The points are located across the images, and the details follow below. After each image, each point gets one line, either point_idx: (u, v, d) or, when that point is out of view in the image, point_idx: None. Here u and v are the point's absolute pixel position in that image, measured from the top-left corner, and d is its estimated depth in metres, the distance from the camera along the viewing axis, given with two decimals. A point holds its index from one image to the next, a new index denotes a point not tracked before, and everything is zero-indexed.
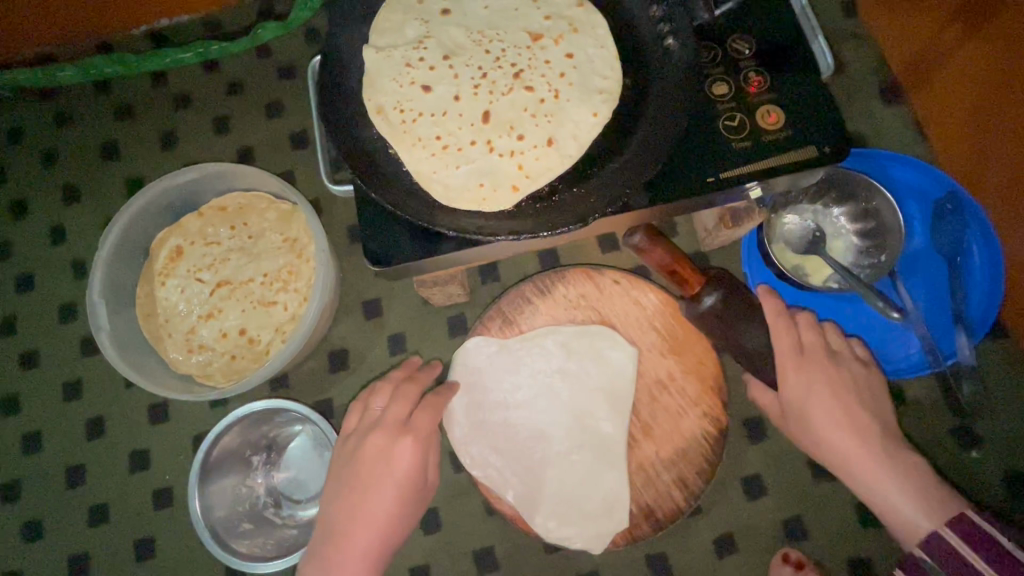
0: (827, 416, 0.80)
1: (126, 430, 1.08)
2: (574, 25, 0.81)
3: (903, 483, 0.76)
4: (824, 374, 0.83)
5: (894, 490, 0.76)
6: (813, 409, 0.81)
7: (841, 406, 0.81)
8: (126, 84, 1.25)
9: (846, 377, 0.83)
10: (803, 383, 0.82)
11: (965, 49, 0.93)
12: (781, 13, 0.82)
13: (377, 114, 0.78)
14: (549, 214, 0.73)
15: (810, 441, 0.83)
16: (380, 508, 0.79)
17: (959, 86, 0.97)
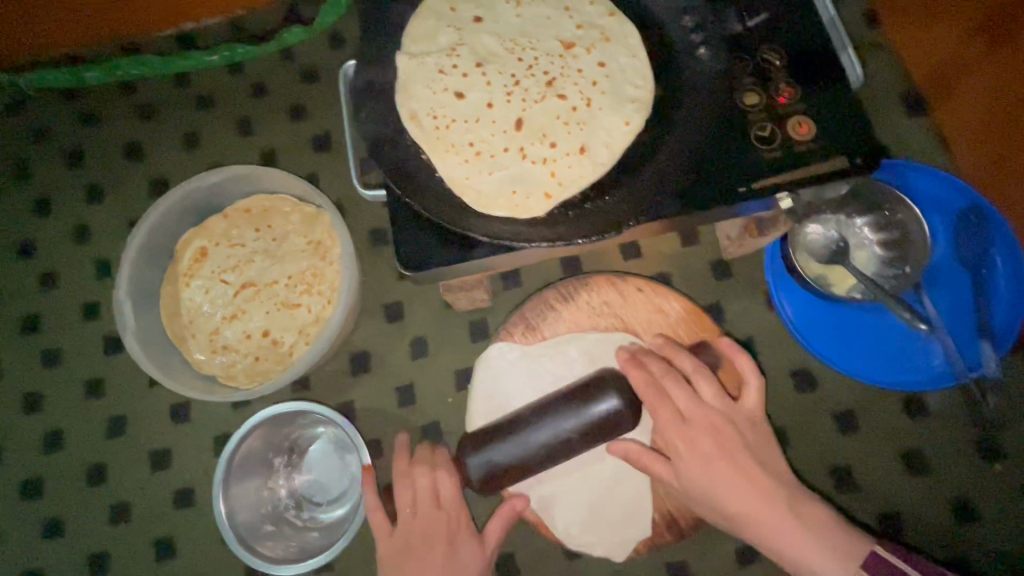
0: (712, 478, 0.77)
1: (148, 429, 1.09)
2: (606, 34, 0.82)
3: (807, 535, 0.73)
4: (714, 441, 0.78)
5: (805, 547, 0.73)
6: (708, 479, 0.77)
7: (731, 467, 0.77)
8: (151, 85, 1.26)
9: (730, 434, 0.79)
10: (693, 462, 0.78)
11: (992, 64, 0.93)
12: (813, 23, 0.82)
13: (410, 120, 0.79)
14: (583, 222, 0.75)
15: (715, 513, 0.78)
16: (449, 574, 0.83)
17: (987, 101, 0.97)
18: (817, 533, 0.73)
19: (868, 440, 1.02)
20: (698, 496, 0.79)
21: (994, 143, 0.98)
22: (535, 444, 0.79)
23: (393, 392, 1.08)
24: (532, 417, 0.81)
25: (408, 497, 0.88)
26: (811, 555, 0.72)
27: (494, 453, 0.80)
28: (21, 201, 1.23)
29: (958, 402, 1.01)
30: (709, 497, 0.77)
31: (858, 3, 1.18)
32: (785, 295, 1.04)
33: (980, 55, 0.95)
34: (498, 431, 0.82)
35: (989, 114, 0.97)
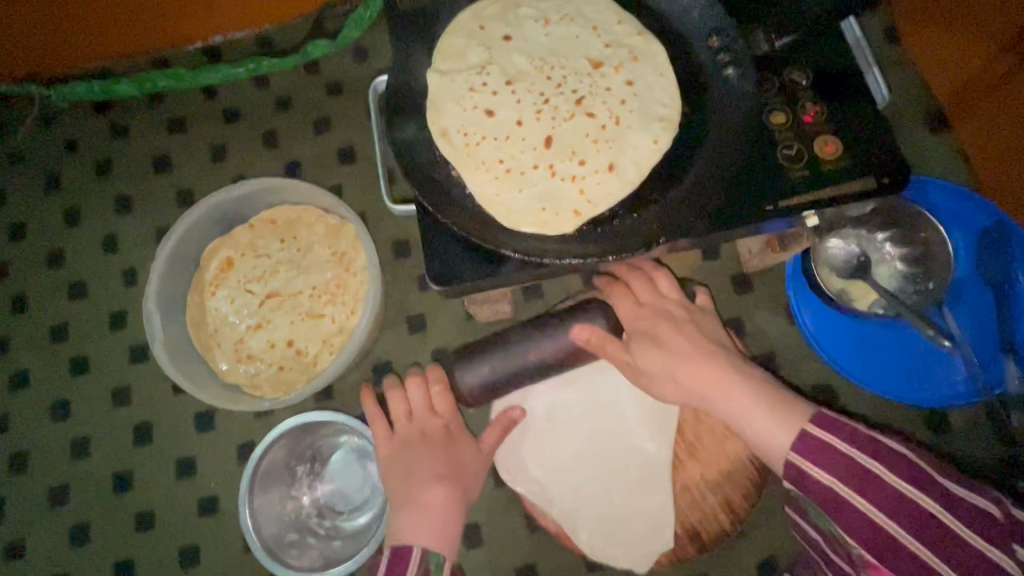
0: (672, 338, 0.78)
1: (174, 437, 1.10)
2: (634, 53, 0.83)
3: (754, 403, 0.70)
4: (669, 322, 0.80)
5: (743, 401, 0.71)
6: (662, 362, 0.77)
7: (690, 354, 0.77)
8: (179, 97, 1.28)
9: (683, 317, 0.81)
10: (656, 354, 0.78)
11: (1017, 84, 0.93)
12: (836, 45, 0.84)
13: (441, 137, 0.80)
14: (612, 239, 0.75)
15: (673, 389, 0.77)
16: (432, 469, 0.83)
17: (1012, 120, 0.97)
18: (758, 388, 0.72)
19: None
20: (654, 371, 0.78)
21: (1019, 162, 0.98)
22: (521, 358, 0.87)
23: None
24: (516, 332, 0.88)
25: (403, 406, 0.91)
26: (752, 419, 0.70)
27: (479, 369, 0.88)
28: (51, 211, 1.25)
29: (981, 418, 1.01)
30: (664, 371, 0.77)
31: (878, 20, 1.19)
32: (805, 309, 1.04)
33: (1005, 74, 0.95)
34: (485, 345, 0.89)
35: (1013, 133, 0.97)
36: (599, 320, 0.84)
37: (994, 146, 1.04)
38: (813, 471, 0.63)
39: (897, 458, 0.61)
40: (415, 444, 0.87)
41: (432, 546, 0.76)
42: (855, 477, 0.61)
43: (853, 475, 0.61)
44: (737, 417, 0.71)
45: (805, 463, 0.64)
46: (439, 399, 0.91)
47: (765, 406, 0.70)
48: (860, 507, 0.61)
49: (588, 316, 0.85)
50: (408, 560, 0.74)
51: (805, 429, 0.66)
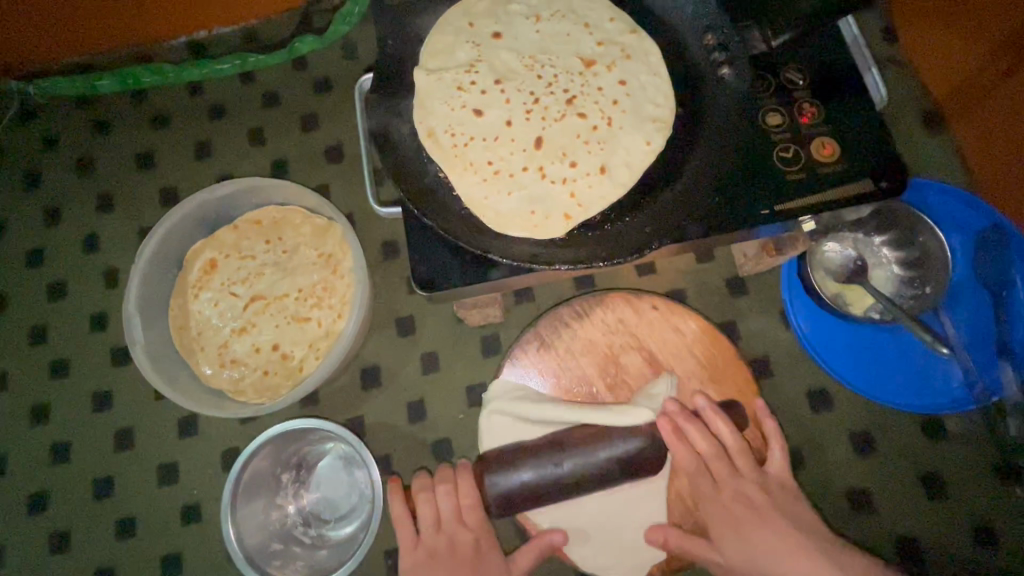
0: (732, 514, 0.83)
1: (156, 443, 1.08)
2: (627, 52, 0.81)
3: (821, 559, 0.75)
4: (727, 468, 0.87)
5: (806, 564, 0.75)
6: (719, 508, 0.84)
7: (769, 525, 0.81)
8: (163, 94, 1.25)
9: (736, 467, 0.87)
10: (740, 542, 0.80)
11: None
12: (833, 45, 0.82)
13: (428, 137, 0.78)
14: (604, 243, 0.73)
15: (732, 544, 0.81)
16: None
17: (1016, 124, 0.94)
18: (829, 561, 0.75)
19: (886, 462, 1.00)
20: (735, 563, 0.80)
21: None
22: (566, 471, 0.81)
23: (404, 408, 1.07)
24: (558, 448, 0.83)
25: (430, 513, 0.89)
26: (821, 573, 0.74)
27: (517, 476, 0.82)
28: (31, 210, 1.22)
29: (977, 424, 0.99)
30: (731, 523, 0.82)
31: (876, 18, 1.17)
32: (801, 314, 1.02)
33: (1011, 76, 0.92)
34: (521, 453, 0.83)
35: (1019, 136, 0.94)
36: (646, 442, 0.83)
37: (997, 150, 1.01)
38: None
39: None
40: (443, 556, 0.86)
41: None
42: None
43: None
44: (795, 556, 0.76)
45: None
46: (471, 512, 0.88)
47: (835, 570, 0.74)
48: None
49: (638, 438, 0.83)
50: None
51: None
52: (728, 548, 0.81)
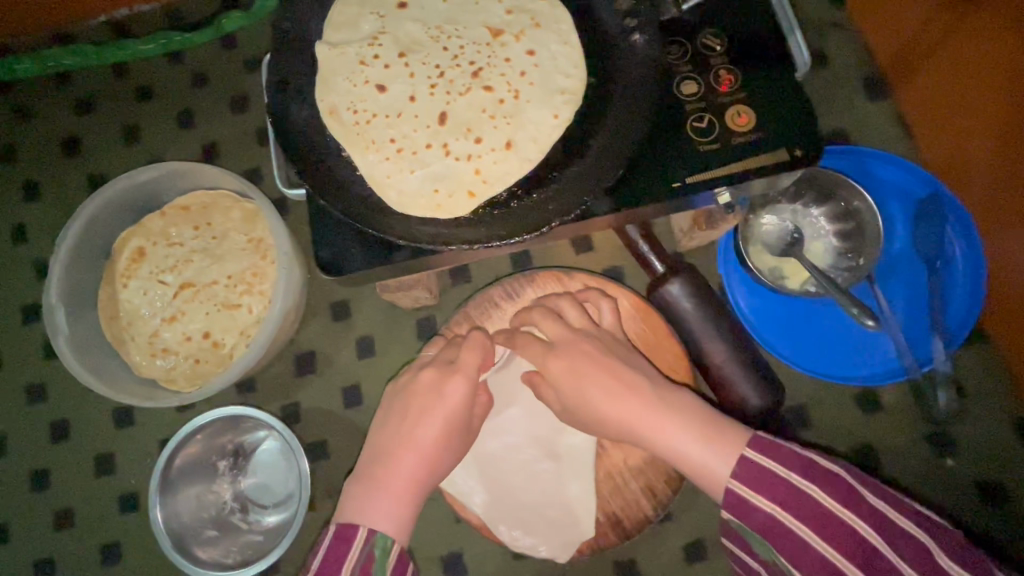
0: (586, 394, 0.73)
1: (91, 433, 1.07)
2: (537, 20, 0.77)
3: (684, 429, 0.67)
4: (582, 351, 0.75)
5: (684, 441, 0.66)
6: (569, 383, 0.74)
7: (601, 372, 0.73)
8: (87, 76, 1.21)
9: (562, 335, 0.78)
10: (566, 370, 0.75)
11: (981, 47, 0.83)
12: (752, 9, 0.78)
13: (328, 115, 0.75)
14: (505, 222, 0.70)
15: (595, 420, 0.74)
16: (427, 434, 0.75)
17: (968, 88, 0.88)
18: (688, 425, 0.67)
19: (820, 436, 1.00)
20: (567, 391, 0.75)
21: (980, 138, 0.89)
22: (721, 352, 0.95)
23: (339, 392, 1.06)
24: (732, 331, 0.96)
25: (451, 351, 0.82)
26: (690, 449, 0.66)
27: (686, 302, 0.95)
28: None
29: (910, 397, 0.99)
30: (571, 389, 0.74)
31: None
32: (739, 287, 1.01)
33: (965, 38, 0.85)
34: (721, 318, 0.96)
35: (977, 103, 0.87)
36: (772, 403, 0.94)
37: (949, 121, 0.96)
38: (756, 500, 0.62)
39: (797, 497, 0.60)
40: (419, 388, 0.77)
41: (381, 527, 0.70)
42: (791, 499, 0.60)
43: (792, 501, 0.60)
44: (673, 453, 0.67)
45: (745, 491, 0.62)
46: (470, 353, 0.79)
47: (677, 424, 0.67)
48: (802, 535, 0.59)
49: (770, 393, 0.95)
50: (351, 540, 0.68)
51: (744, 456, 0.63)
52: (557, 376, 0.75)
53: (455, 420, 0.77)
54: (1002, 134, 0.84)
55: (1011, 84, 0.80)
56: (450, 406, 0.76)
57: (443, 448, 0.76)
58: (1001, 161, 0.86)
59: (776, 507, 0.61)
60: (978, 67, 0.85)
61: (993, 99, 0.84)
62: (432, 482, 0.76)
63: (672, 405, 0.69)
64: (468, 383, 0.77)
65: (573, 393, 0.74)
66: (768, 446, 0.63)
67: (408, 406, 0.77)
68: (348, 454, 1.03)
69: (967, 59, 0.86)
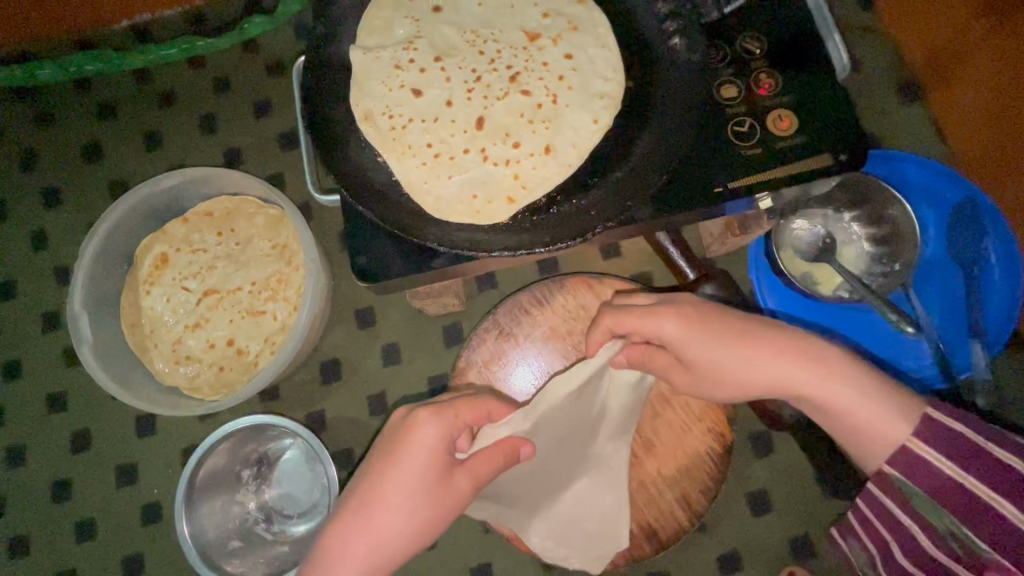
0: (717, 354, 0.67)
1: (114, 443, 1.05)
2: (574, 23, 0.76)
3: (850, 386, 0.62)
4: (706, 313, 0.69)
5: (853, 396, 0.62)
6: (706, 347, 0.67)
7: (731, 333, 0.67)
8: (108, 82, 1.20)
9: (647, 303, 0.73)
10: (696, 335, 0.68)
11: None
12: (792, 10, 0.77)
13: (364, 120, 0.74)
14: (546, 228, 0.69)
15: (741, 385, 0.67)
16: (382, 497, 0.64)
17: (1012, 93, 0.86)
18: (853, 379, 0.63)
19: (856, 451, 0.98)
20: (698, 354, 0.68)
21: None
22: None
23: (365, 401, 1.04)
24: None
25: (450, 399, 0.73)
26: (857, 405, 0.62)
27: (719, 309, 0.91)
28: None
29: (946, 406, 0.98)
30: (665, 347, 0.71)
31: None
32: (769, 292, 1.00)
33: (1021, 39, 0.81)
34: None
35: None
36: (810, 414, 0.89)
37: (995, 127, 0.92)
38: (932, 461, 0.58)
39: (983, 461, 0.56)
40: (391, 439, 0.67)
41: None
42: (978, 464, 0.56)
43: (974, 461, 0.56)
44: (833, 409, 0.63)
45: (924, 453, 0.58)
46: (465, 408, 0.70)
47: (840, 378, 0.63)
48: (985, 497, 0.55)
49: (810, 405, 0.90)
50: None
51: (927, 415, 0.59)
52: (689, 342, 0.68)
53: (422, 479, 0.65)
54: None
55: None
56: (411, 462, 0.65)
57: (399, 519, 0.64)
58: None
59: (955, 468, 0.57)
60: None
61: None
62: (387, 559, 0.64)
63: (825, 356, 0.64)
64: (443, 429, 0.66)
65: (698, 354, 0.68)
66: (953, 411, 0.59)
67: (372, 462, 0.67)
68: None
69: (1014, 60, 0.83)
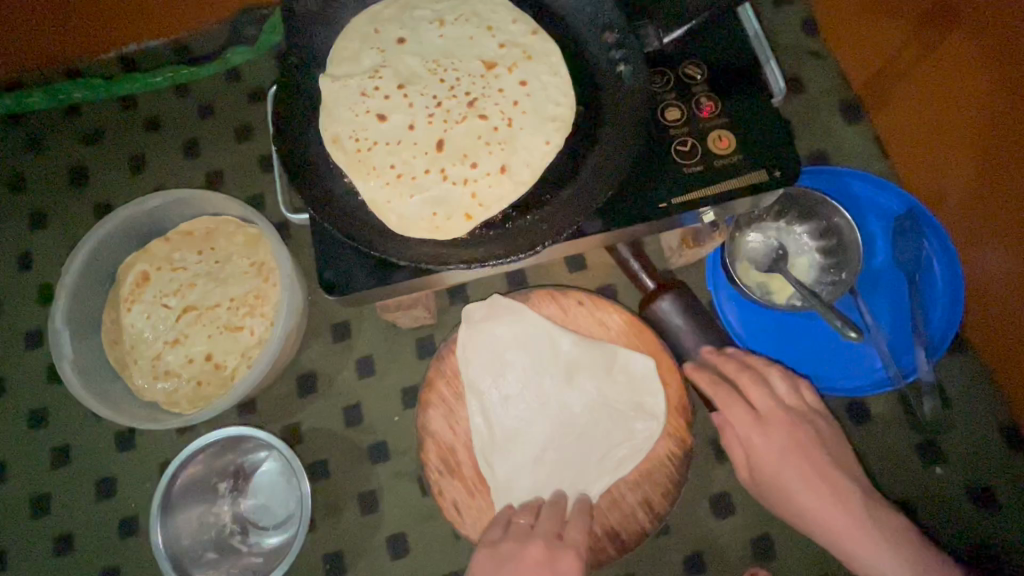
0: (788, 476, 0.80)
1: (93, 457, 1.07)
2: (528, 53, 0.82)
3: (894, 560, 0.75)
4: (791, 435, 0.82)
5: (889, 561, 0.75)
6: (778, 467, 0.81)
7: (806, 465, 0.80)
8: (96, 108, 1.25)
9: (773, 417, 0.83)
10: (772, 448, 0.82)
11: (970, 62, 0.84)
12: (731, 38, 0.84)
13: (332, 144, 0.79)
14: (501, 242, 0.74)
15: (785, 504, 0.81)
16: None
17: (941, 115, 0.93)
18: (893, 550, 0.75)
19: None
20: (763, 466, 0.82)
21: (973, 152, 0.89)
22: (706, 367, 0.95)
23: (340, 412, 1.07)
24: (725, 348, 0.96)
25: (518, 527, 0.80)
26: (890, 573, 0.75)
27: (676, 317, 0.98)
28: None
29: (896, 408, 1.02)
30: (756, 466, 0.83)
31: (798, 13, 1.19)
32: (728, 302, 1.05)
33: (952, 55, 0.87)
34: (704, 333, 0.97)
35: (966, 118, 0.88)
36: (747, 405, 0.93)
37: (933, 139, 0.98)
38: None
39: None
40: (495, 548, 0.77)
41: None
42: None
43: None
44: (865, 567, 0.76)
45: None
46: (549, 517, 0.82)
47: (880, 543, 0.76)
48: None
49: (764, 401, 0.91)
50: None
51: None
52: (759, 447, 0.82)
53: None
54: (996, 147, 0.84)
55: (976, 111, 0.86)
56: None
57: None
58: (977, 182, 0.89)
59: None
60: (945, 97, 0.91)
61: (985, 112, 0.84)
62: None
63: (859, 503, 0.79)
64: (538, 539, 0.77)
65: (760, 454, 0.82)
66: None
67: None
68: (350, 474, 1.04)
69: (937, 87, 0.92)
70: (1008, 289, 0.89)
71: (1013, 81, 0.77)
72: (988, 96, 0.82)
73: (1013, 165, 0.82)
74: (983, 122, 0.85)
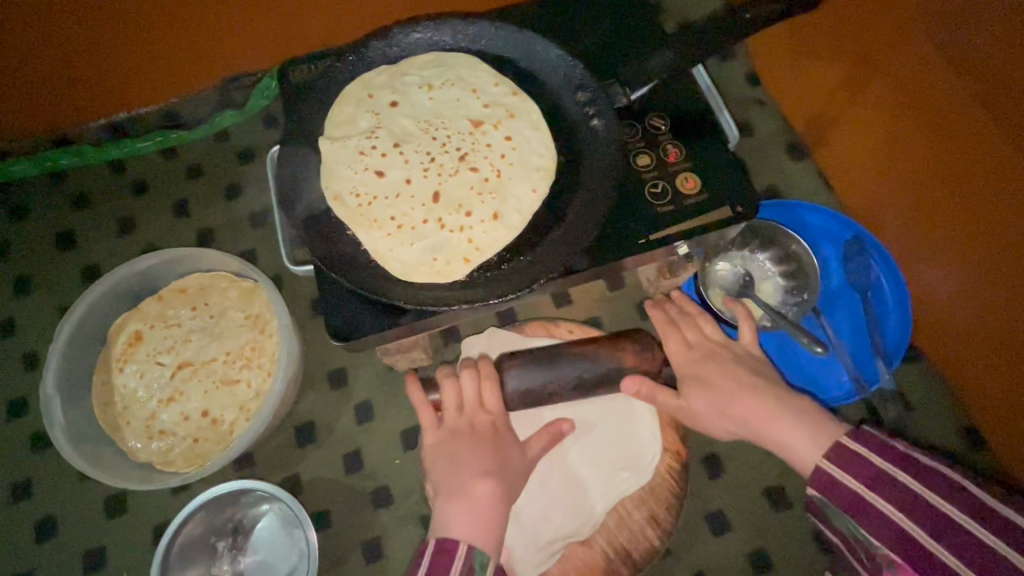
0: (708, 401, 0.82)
1: (81, 528, 1.04)
2: (511, 111, 0.91)
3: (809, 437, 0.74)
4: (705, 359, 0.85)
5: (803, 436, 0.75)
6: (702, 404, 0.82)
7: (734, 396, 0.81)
8: (83, 174, 1.28)
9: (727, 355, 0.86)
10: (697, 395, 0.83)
11: (894, 103, 0.97)
12: (687, 93, 0.95)
13: (335, 201, 0.84)
14: (499, 283, 0.80)
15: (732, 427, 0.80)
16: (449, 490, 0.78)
17: (874, 149, 1.06)
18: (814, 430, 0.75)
19: None
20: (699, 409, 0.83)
21: (908, 177, 1.00)
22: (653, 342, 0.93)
23: (340, 459, 1.08)
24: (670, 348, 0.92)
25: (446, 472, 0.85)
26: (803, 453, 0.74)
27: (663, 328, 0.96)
28: None
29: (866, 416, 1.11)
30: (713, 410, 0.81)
31: (740, 67, 1.34)
32: None
33: (878, 98, 1.00)
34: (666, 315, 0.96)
35: (896, 149, 1.00)
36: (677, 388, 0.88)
37: (871, 173, 1.10)
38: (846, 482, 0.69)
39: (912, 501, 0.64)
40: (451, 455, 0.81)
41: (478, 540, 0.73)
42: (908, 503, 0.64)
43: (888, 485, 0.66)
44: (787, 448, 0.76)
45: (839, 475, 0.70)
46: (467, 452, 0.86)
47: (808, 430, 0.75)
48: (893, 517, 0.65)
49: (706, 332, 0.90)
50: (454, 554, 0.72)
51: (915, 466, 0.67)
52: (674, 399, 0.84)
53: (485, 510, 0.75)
54: (927, 170, 0.95)
55: (905, 141, 0.97)
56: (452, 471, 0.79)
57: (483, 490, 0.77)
58: (912, 205, 1.01)
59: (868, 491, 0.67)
60: (876, 132, 1.04)
61: (913, 141, 0.96)
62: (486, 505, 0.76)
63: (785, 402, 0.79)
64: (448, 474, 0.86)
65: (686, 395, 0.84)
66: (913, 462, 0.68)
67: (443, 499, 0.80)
68: (353, 520, 1.04)
69: (867, 124, 1.05)
70: (954, 298, 0.98)
71: (934, 112, 0.89)
72: (914, 129, 0.94)
73: (946, 183, 0.92)
74: (915, 150, 0.96)
